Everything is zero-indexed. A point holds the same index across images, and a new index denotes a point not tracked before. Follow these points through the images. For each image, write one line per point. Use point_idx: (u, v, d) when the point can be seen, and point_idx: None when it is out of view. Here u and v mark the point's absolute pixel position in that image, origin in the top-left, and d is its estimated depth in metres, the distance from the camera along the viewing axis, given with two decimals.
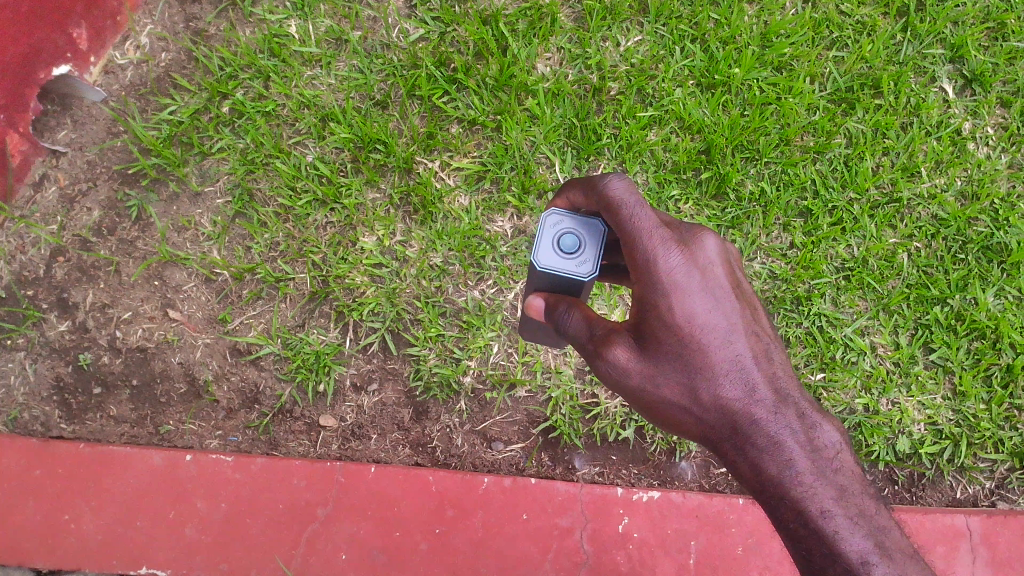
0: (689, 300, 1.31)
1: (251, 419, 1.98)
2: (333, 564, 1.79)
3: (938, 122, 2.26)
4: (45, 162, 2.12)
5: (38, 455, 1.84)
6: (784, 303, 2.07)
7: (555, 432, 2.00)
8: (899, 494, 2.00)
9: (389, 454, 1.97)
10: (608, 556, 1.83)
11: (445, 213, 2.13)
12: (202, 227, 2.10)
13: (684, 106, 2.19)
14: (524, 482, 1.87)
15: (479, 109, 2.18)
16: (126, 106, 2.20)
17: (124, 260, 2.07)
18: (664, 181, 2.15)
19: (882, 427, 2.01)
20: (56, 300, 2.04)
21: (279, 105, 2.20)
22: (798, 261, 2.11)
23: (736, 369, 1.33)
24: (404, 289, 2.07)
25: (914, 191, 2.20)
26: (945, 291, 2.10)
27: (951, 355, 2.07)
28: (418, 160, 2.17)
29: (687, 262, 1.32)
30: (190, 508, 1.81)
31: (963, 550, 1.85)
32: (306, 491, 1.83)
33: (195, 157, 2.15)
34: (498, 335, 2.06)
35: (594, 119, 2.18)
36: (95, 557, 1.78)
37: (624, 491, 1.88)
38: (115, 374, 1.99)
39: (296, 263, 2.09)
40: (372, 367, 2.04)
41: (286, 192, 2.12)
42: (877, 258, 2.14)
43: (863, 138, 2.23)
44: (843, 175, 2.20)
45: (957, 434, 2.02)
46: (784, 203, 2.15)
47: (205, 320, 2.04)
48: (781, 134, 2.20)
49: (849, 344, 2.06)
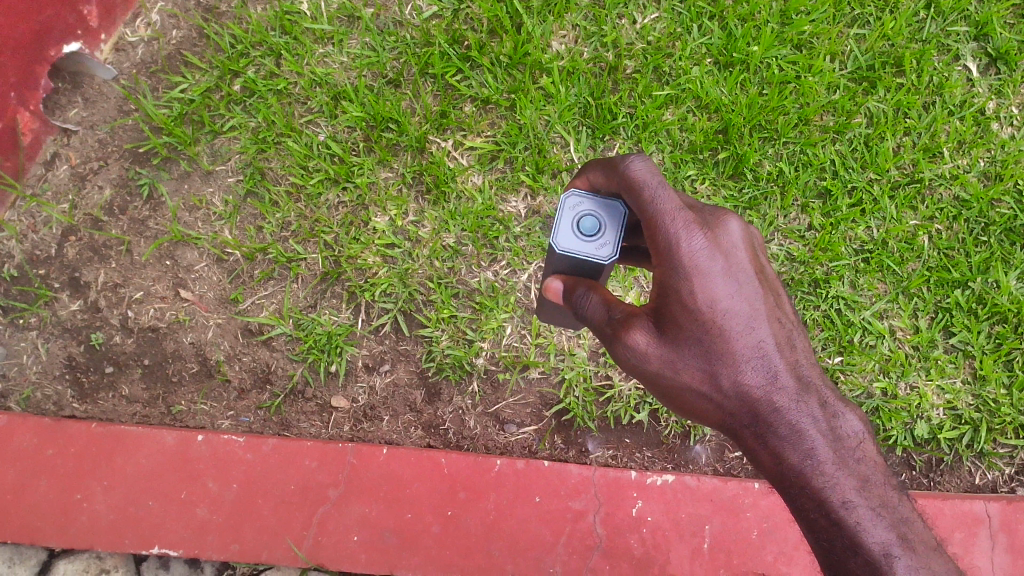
0: (712, 285, 1.28)
1: (263, 400, 1.97)
2: (345, 546, 1.79)
3: (962, 101, 2.21)
4: (56, 141, 2.11)
5: (49, 434, 1.82)
6: (801, 286, 2.05)
7: (568, 414, 1.99)
8: (916, 480, 1.98)
9: (401, 435, 1.96)
10: (622, 539, 1.82)
11: (458, 192, 2.10)
12: (213, 207, 2.09)
13: (701, 84, 2.16)
14: (538, 464, 1.86)
15: (493, 88, 2.15)
16: (137, 84, 2.18)
17: (136, 239, 2.06)
18: (680, 161, 2.12)
19: (900, 412, 1.98)
20: (68, 279, 2.03)
21: (290, 83, 2.18)
22: (816, 243, 2.07)
23: (758, 356, 1.31)
24: (417, 270, 2.05)
25: (936, 171, 2.16)
26: (966, 275, 2.07)
27: (971, 339, 2.04)
28: (431, 139, 2.14)
29: (711, 245, 1.29)
30: (202, 488, 1.80)
31: (982, 537, 1.83)
32: (318, 472, 1.82)
33: (207, 136, 2.13)
34: (511, 317, 2.04)
35: (609, 98, 2.15)
36: (107, 535, 1.78)
37: (638, 474, 1.86)
38: (127, 354, 1.99)
39: (308, 242, 2.07)
40: (384, 348, 2.03)
41: (297, 171, 2.10)
42: (897, 240, 2.10)
43: (884, 118, 2.19)
44: (863, 156, 2.16)
45: (977, 419, 2.00)
46: (802, 183, 2.12)
47: (217, 300, 2.03)
48: (801, 113, 2.16)
49: (868, 327, 2.04)
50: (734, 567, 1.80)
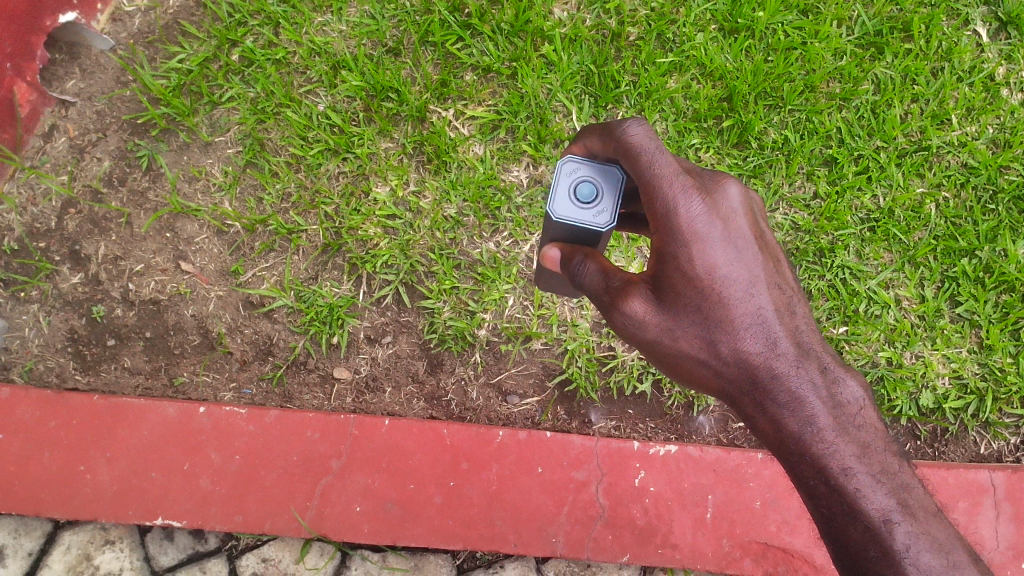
0: (710, 251, 1.27)
1: (265, 371, 1.97)
2: (347, 515, 1.79)
3: (971, 67, 2.18)
4: (54, 112, 2.09)
5: (51, 407, 1.82)
6: (806, 255, 2.02)
7: (571, 384, 1.98)
8: (921, 450, 1.97)
9: (403, 407, 1.96)
10: (625, 508, 1.82)
11: (459, 162, 2.08)
12: (213, 177, 2.07)
13: (705, 51, 2.13)
14: (540, 434, 1.85)
15: (493, 56, 2.13)
16: (134, 54, 2.15)
17: (136, 211, 2.05)
18: (684, 129, 2.09)
19: (905, 381, 1.96)
20: (68, 252, 2.01)
21: (289, 53, 2.15)
22: (821, 212, 2.05)
23: (758, 322, 1.29)
24: (418, 241, 2.04)
25: (944, 138, 2.13)
26: (974, 243, 2.04)
27: (978, 308, 2.02)
28: (432, 109, 2.12)
29: (709, 210, 1.28)
30: (205, 459, 1.80)
31: (986, 506, 1.82)
32: (319, 443, 1.82)
33: (205, 107, 2.11)
34: (514, 288, 2.03)
35: (612, 66, 2.12)
36: (111, 506, 1.79)
37: (641, 444, 1.86)
38: (128, 326, 1.98)
39: (308, 214, 2.06)
40: (386, 320, 2.02)
41: (297, 141, 2.08)
42: (903, 209, 2.07)
43: (892, 84, 2.16)
44: (870, 123, 2.13)
45: (983, 388, 1.98)
46: (808, 151, 2.09)
47: (217, 272, 2.02)
48: (807, 80, 2.13)
49: (873, 297, 2.02)
50: (736, 537, 1.81)
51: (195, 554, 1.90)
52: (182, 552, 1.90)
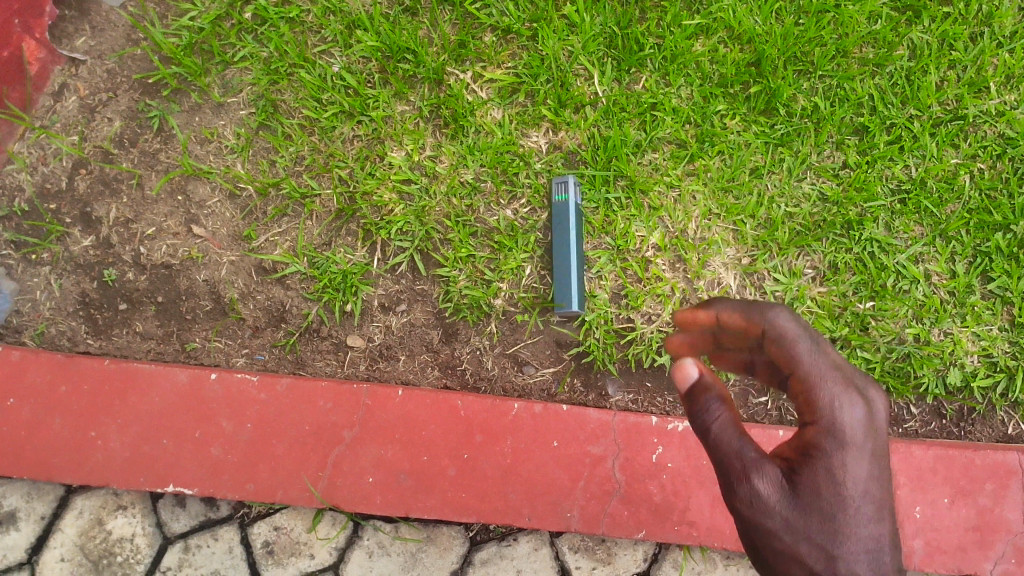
0: (858, 458, 1.18)
1: (278, 338, 1.94)
2: (360, 486, 1.78)
3: (1013, 32, 2.05)
4: (64, 71, 2.05)
5: (63, 371, 1.80)
6: (834, 227, 1.96)
7: (588, 356, 1.94)
8: (945, 429, 1.93)
9: (418, 375, 1.93)
10: (641, 485, 1.79)
11: (477, 127, 2.02)
12: (225, 139, 2.03)
13: (734, 13, 2.04)
14: (556, 408, 1.81)
15: (514, 16, 2.05)
16: (145, 11, 2.09)
17: (147, 173, 2.01)
18: (709, 95, 2.02)
19: (932, 358, 1.91)
20: (79, 214, 1.98)
21: (303, 11, 2.08)
22: (850, 182, 1.98)
23: (874, 552, 1.14)
24: (434, 208, 1.99)
25: (981, 107, 2.02)
26: (1009, 217, 1.95)
27: (1011, 285, 1.93)
28: (450, 71, 2.06)
29: (869, 428, 1.20)
30: (217, 427, 1.78)
31: (1013, 489, 1.77)
32: (332, 413, 1.79)
33: (217, 66, 2.06)
34: (531, 257, 1.97)
35: (637, 27, 2.03)
36: (123, 473, 1.78)
37: (659, 420, 1.81)
38: (140, 291, 1.96)
39: (322, 177, 2.02)
40: (400, 288, 1.98)
41: (311, 104, 2.03)
42: (936, 179, 1.99)
43: (929, 49, 2.05)
44: (904, 90, 2.03)
45: (1013, 367, 1.91)
46: (838, 119, 2.01)
47: (230, 237, 1.99)
48: (840, 44, 2.03)
49: (902, 272, 1.95)
50: None
51: (206, 521, 1.89)
52: (194, 518, 1.89)
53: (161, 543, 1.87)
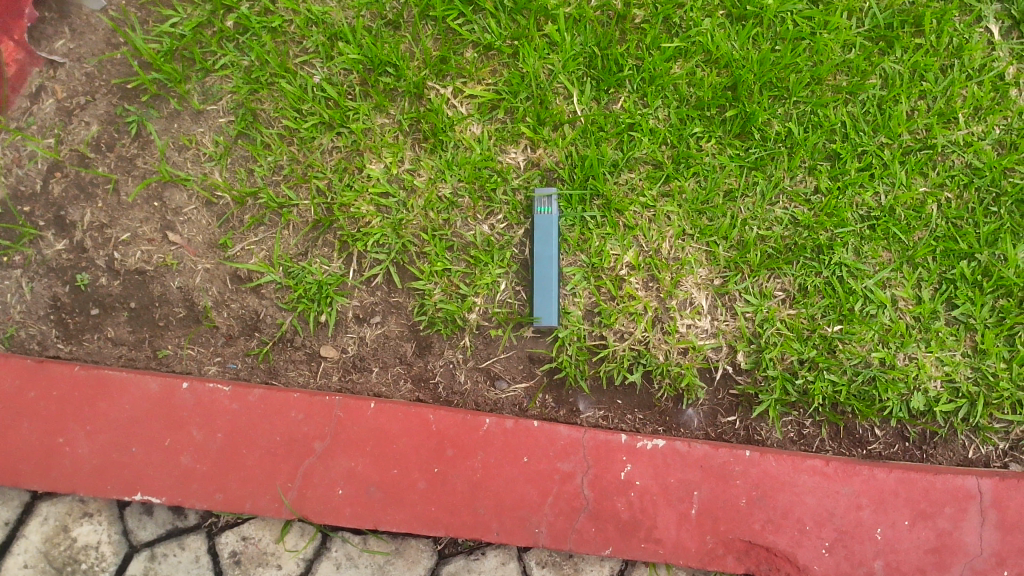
0: None
1: (251, 347, 1.94)
2: (329, 498, 1.78)
3: (981, 65, 2.09)
4: (42, 73, 2.04)
5: (33, 376, 1.79)
6: (804, 251, 2.00)
7: (560, 372, 1.96)
8: (909, 452, 1.96)
9: (390, 388, 1.93)
10: (609, 502, 1.80)
11: (456, 142, 2.04)
12: (203, 147, 2.02)
13: (712, 38, 2.07)
14: (527, 423, 1.82)
15: (495, 33, 2.07)
16: (126, 16, 2.09)
17: (123, 178, 2.00)
18: (686, 117, 2.05)
19: (897, 383, 1.94)
20: (53, 217, 1.97)
21: (286, 21, 2.09)
22: (821, 208, 2.01)
23: None
24: (411, 221, 2.00)
25: (949, 137, 2.06)
26: (974, 246, 1.99)
27: (974, 312, 1.97)
28: (430, 85, 2.07)
29: None
30: (187, 436, 1.78)
31: (971, 513, 1.80)
32: (304, 424, 1.80)
33: (197, 73, 2.06)
34: (506, 273, 1.99)
35: (617, 48, 2.06)
36: (90, 480, 1.76)
37: (628, 438, 1.83)
38: (113, 296, 1.95)
39: (300, 188, 2.02)
40: (375, 299, 1.99)
41: (290, 114, 2.04)
42: (904, 207, 2.03)
43: (900, 79, 2.08)
44: (875, 119, 2.07)
45: (975, 393, 1.95)
46: (811, 145, 2.04)
47: (205, 244, 1.99)
48: (814, 71, 2.07)
49: (870, 296, 1.99)
50: (720, 534, 1.80)
51: (173, 530, 1.88)
52: (161, 527, 1.88)
53: (127, 551, 1.86)
